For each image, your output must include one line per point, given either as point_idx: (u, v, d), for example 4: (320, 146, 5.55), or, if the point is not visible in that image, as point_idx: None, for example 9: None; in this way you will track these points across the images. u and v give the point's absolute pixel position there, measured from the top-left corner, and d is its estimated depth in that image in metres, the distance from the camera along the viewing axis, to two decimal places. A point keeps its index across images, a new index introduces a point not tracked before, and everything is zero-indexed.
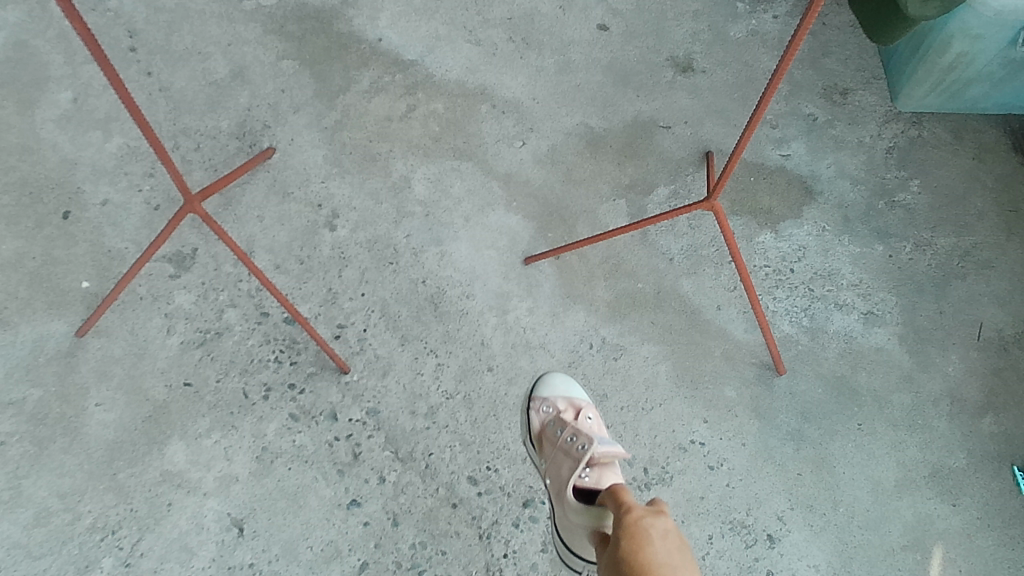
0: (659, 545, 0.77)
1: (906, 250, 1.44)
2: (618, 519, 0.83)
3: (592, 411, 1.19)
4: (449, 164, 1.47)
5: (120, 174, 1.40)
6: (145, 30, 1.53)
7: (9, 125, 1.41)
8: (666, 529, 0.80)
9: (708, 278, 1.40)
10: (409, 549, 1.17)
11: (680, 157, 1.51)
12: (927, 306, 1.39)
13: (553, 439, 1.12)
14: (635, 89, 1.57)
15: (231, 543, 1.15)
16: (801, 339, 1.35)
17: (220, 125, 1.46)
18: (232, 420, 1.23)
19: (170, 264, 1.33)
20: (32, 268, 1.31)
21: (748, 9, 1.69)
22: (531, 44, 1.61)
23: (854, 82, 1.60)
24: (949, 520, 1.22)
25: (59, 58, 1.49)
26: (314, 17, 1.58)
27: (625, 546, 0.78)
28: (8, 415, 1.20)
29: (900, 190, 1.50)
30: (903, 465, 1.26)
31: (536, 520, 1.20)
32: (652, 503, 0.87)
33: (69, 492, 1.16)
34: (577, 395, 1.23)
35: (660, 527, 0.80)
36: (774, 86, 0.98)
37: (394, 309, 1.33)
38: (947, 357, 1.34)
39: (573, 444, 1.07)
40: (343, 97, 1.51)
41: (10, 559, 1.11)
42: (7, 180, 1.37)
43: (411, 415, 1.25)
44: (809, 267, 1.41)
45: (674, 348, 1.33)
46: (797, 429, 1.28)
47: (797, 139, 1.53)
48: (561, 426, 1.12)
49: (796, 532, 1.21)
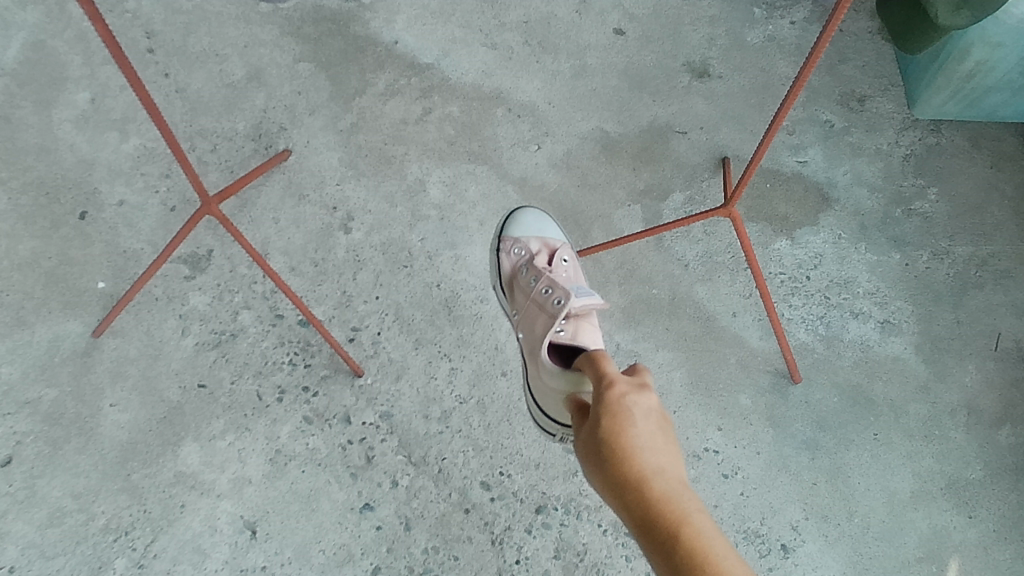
0: (642, 426, 0.73)
1: (924, 259, 1.43)
2: (599, 395, 0.79)
3: (567, 254, 1.24)
4: (464, 168, 1.47)
5: (136, 174, 1.41)
6: (162, 31, 1.53)
7: (28, 125, 1.42)
8: (648, 409, 0.75)
9: (724, 285, 1.39)
10: (422, 554, 1.17)
11: (696, 163, 1.51)
12: (945, 316, 1.38)
13: (529, 290, 1.16)
14: (651, 94, 1.57)
15: (244, 545, 1.15)
16: (816, 348, 1.34)
17: (236, 126, 1.46)
18: (246, 422, 1.23)
19: (186, 265, 1.33)
20: (48, 268, 1.31)
21: (765, 13, 1.68)
22: (547, 48, 1.60)
23: (872, 89, 1.59)
24: (965, 532, 1.22)
25: (77, 59, 1.49)
26: (330, 19, 1.58)
27: (606, 424, 0.74)
28: (23, 415, 1.20)
29: (918, 198, 1.49)
30: (919, 476, 1.25)
31: (548, 526, 1.20)
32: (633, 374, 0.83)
33: (83, 492, 1.16)
34: (549, 233, 1.29)
35: (643, 408, 0.75)
36: (796, 92, 0.97)
37: (408, 313, 1.33)
38: (964, 367, 1.33)
39: (549, 300, 1.09)
40: (358, 100, 1.51)
41: (25, 559, 1.12)
42: (25, 180, 1.37)
43: (424, 419, 1.25)
44: (825, 275, 1.41)
45: (688, 355, 1.32)
46: (812, 438, 1.27)
47: (814, 146, 1.52)
48: (536, 277, 1.16)
49: (811, 542, 1.20)
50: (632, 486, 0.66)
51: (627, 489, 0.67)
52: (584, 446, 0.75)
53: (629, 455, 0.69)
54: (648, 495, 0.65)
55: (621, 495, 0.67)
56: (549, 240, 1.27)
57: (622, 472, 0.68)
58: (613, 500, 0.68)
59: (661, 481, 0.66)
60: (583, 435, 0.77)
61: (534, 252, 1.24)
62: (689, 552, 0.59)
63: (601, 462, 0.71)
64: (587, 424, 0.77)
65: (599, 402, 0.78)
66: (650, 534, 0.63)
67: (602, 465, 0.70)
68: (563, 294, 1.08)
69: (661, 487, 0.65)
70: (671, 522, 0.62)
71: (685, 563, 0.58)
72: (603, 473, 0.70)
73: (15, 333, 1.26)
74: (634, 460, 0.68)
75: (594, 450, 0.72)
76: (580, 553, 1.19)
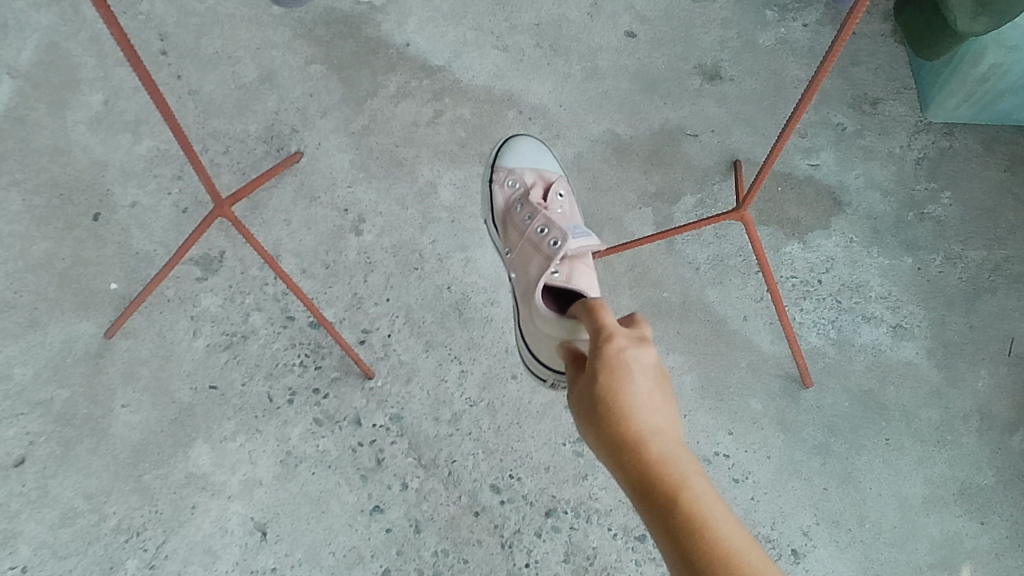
0: (640, 383, 0.71)
1: (937, 263, 1.42)
2: (597, 346, 0.76)
3: (561, 189, 1.25)
4: (475, 170, 1.47)
5: (149, 176, 1.41)
6: (175, 33, 1.54)
7: (41, 127, 1.43)
8: (646, 365, 0.73)
9: (735, 288, 1.39)
10: (432, 556, 1.17)
11: (707, 166, 1.51)
12: (957, 321, 1.37)
13: (523, 226, 1.17)
14: (663, 97, 1.57)
15: (254, 547, 1.16)
16: (828, 352, 1.34)
17: (248, 128, 1.47)
18: (256, 424, 1.23)
19: (197, 267, 1.33)
20: (61, 269, 1.32)
21: (778, 16, 1.67)
22: (558, 50, 1.60)
23: (885, 92, 1.58)
24: (978, 539, 1.21)
25: (90, 61, 1.50)
26: (342, 21, 1.58)
27: (604, 380, 0.71)
28: (36, 416, 1.21)
29: (931, 202, 1.48)
30: (931, 482, 1.24)
31: (558, 530, 1.20)
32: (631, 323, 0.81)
33: (95, 493, 1.17)
34: (543, 163, 1.30)
35: (640, 361, 0.73)
36: (814, 88, 0.98)
37: (418, 315, 1.33)
38: (977, 373, 1.33)
39: (545, 241, 1.10)
40: (370, 102, 1.51)
41: (37, 559, 1.13)
42: (38, 181, 1.38)
43: (434, 422, 1.25)
44: (837, 279, 1.40)
45: (699, 359, 1.32)
46: (823, 443, 1.27)
47: (826, 149, 1.52)
48: (531, 214, 1.17)
49: (822, 548, 1.20)
50: (630, 450, 0.65)
51: (624, 450, 0.66)
52: (579, 399, 0.74)
53: (625, 415, 0.68)
54: (646, 459, 0.64)
55: (618, 456, 0.66)
56: (543, 172, 1.28)
57: (619, 433, 0.67)
58: (609, 460, 0.68)
59: (658, 443, 0.66)
60: (577, 387, 0.75)
61: (529, 184, 1.26)
62: (687, 524, 0.58)
63: (597, 421, 0.69)
64: (583, 376, 0.75)
65: (596, 353, 0.76)
66: (647, 497, 0.62)
67: (598, 423, 0.69)
68: (560, 236, 1.09)
69: (660, 452, 0.65)
70: (669, 488, 0.61)
71: (682, 531, 0.58)
72: (600, 433, 0.69)
73: (28, 334, 1.27)
74: (631, 421, 0.67)
75: (590, 406, 0.71)
76: (589, 557, 1.19)
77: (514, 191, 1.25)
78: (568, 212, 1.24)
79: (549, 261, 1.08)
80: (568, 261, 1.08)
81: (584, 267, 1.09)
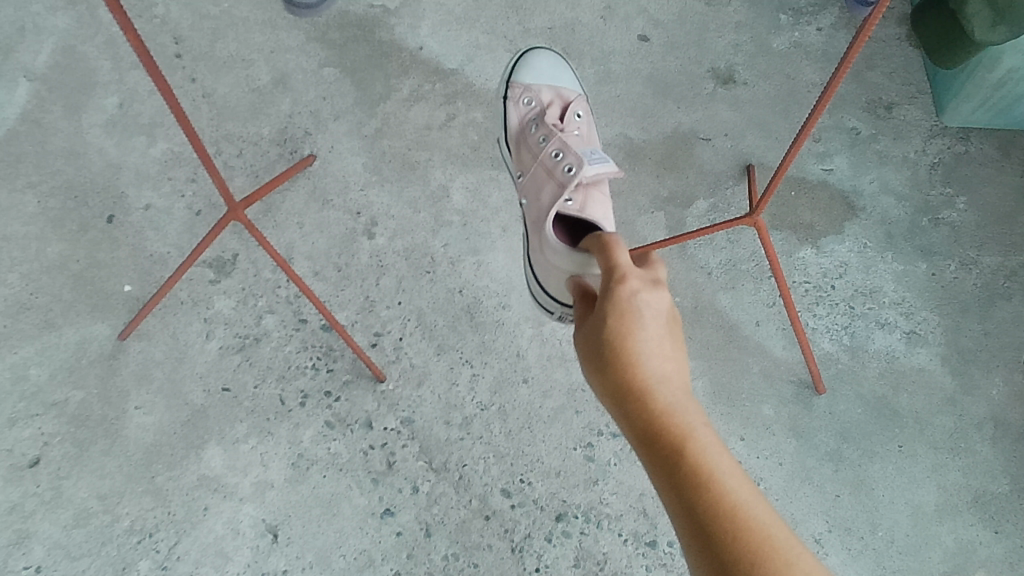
0: (650, 331, 0.70)
1: (951, 268, 1.41)
2: (607, 287, 0.75)
3: (580, 108, 1.32)
4: (488, 174, 1.47)
5: (163, 179, 1.42)
6: (190, 36, 1.55)
7: (57, 130, 1.44)
8: (656, 311, 0.73)
9: (748, 293, 1.38)
10: (442, 560, 1.17)
11: (720, 170, 1.50)
12: (972, 327, 1.36)
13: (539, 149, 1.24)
14: (676, 101, 1.56)
15: (266, 549, 1.17)
16: (841, 358, 1.33)
17: (262, 132, 1.47)
18: (268, 426, 1.24)
19: (211, 270, 1.33)
20: (76, 270, 1.33)
21: (792, 19, 1.66)
22: (571, 54, 1.60)
23: (900, 96, 1.57)
24: (991, 548, 1.20)
25: (106, 63, 1.51)
26: (355, 24, 1.58)
27: (613, 326, 0.71)
28: (51, 417, 1.22)
29: (946, 207, 1.47)
30: (944, 489, 1.24)
31: (568, 535, 1.20)
32: (645, 265, 0.80)
33: (109, 493, 1.18)
34: (561, 81, 1.37)
35: (651, 305, 0.73)
36: (832, 90, 0.99)
37: (430, 318, 1.33)
38: (991, 380, 1.32)
39: (559, 166, 1.16)
40: (383, 106, 1.51)
41: (51, 559, 1.14)
42: (54, 184, 1.39)
43: (445, 425, 1.25)
44: (850, 284, 1.39)
45: (710, 364, 1.32)
46: (836, 450, 1.26)
47: (840, 153, 1.51)
48: (547, 138, 1.24)
49: (833, 555, 1.20)
50: (637, 399, 0.65)
51: (631, 400, 0.66)
52: (585, 342, 0.74)
53: (634, 362, 0.68)
54: (653, 409, 0.64)
55: (625, 406, 0.67)
56: (562, 90, 1.35)
57: (626, 379, 0.67)
58: (615, 408, 0.68)
59: (667, 392, 0.66)
60: (585, 329, 0.75)
61: (546, 102, 1.33)
62: (693, 480, 0.59)
63: (604, 369, 0.69)
64: (592, 318, 0.75)
65: (606, 292, 0.75)
66: (653, 449, 0.62)
67: (606, 370, 0.69)
68: (575, 163, 1.14)
69: (667, 402, 0.65)
70: (675, 441, 0.61)
71: (688, 483, 0.59)
72: (607, 382, 0.69)
73: (43, 335, 1.28)
74: (638, 369, 0.67)
75: (598, 351, 0.71)
76: (600, 562, 1.19)
77: (533, 110, 1.32)
78: (586, 133, 1.30)
79: (563, 189, 1.14)
80: (582, 188, 1.14)
81: (598, 195, 1.15)
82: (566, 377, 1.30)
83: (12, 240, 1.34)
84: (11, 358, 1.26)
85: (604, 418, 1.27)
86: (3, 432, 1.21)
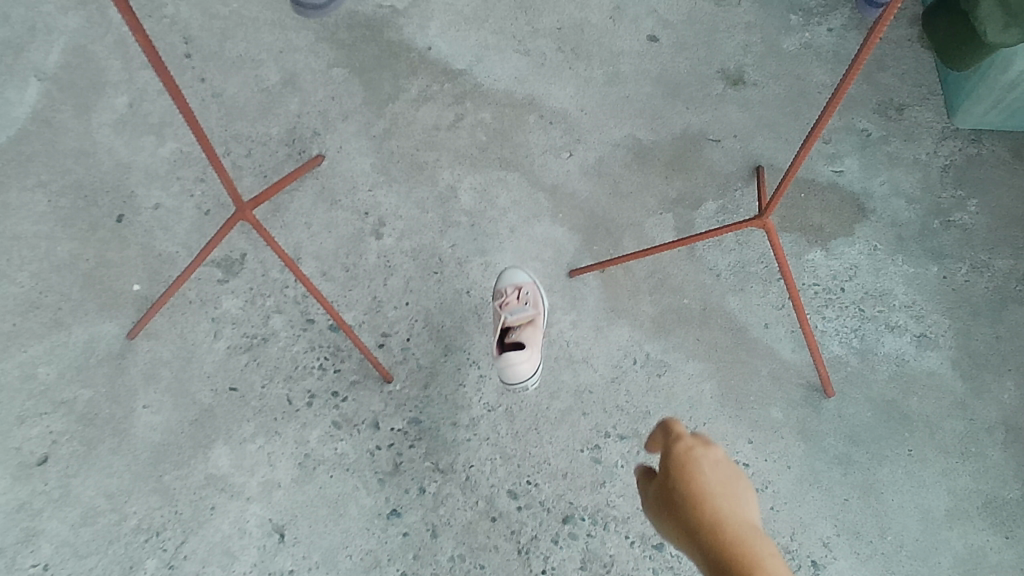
0: (711, 476, 0.81)
1: (962, 271, 1.40)
2: (667, 449, 0.86)
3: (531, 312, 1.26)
4: (496, 175, 1.46)
5: (172, 178, 1.42)
6: (199, 36, 1.55)
7: (68, 129, 1.45)
8: (717, 460, 0.83)
9: (756, 295, 1.37)
10: (448, 562, 1.17)
11: (729, 172, 1.49)
12: (983, 330, 1.35)
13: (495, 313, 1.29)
14: (685, 102, 1.56)
15: (272, 549, 1.16)
16: (850, 361, 1.32)
17: (271, 132, 1.47)
18: (276, 426, 1.24)
19: (219, 269, 1.34)
20: (85, 269, 1.33)
21: (802, 20, 1.65)
22: (580, 55, 1.60)
23: (911, 98, 1.56)
24: (1002, 553, 1.19)
25: (116, 63, 1.51)
26: (365, 25, 1.59)
27: (678, 486, 0.82)
28: (60, 415, 1.23)
29: (957, 209, 1.46)
30: (954, 494, 1.23)
31: (575, 537, 1.19)
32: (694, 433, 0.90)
33: (116, 492, 1.18)
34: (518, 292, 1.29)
35: (709, 458, 0.83)
36: (842, 90, 0.98)
37: (438, 319, 1.33)
38: (1003, 384, 1.31)
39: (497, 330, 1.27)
40: (392, 106, 1.51)
41: (58, 557, 1.14)
42: (64, 183, 1.40)
43: (452, 426, 1.25)
44: (860, 287, 1.39)
45: (719, 366, 1.31)
46: (845, 453, 1.25)
47: (851, 155, 1.50)
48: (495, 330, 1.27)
49: (842, 560, 1.18)
50: (709, 533, 0.77)
51: (701, 536, 0.78)
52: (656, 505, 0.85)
53: (702, 502, 0.79)
54: (721, 544, 0.76)
55: (693, 543, 0.79)
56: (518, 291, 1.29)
57: (693, 523, 0.79)
58: (686, 548, 0.80)
59: (731, 524, 0.77)
60: (651, 498, 0.87)
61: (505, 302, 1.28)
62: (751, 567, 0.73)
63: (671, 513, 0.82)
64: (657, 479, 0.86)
65: (664, 458, 0.86)
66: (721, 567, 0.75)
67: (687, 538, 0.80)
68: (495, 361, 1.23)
69: (733, 535, 0.76)
70: (746, 564, 0.73)
71: None
72: (675, 528, 0.82)
73: (52, 334, 1.28)
74: (707, 509, 0.78)
75: (668, 503, 0.83)
76: (607, 565, 1.17)
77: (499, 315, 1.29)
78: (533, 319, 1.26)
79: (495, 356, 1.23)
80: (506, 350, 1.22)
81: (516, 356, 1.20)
82: (574, 378, 1.29)
83: (22, 239, 1.35)
84: (20, 357, 1.26)
85: (612, 420, 1.27)
86: (13, 431, 1.22)
